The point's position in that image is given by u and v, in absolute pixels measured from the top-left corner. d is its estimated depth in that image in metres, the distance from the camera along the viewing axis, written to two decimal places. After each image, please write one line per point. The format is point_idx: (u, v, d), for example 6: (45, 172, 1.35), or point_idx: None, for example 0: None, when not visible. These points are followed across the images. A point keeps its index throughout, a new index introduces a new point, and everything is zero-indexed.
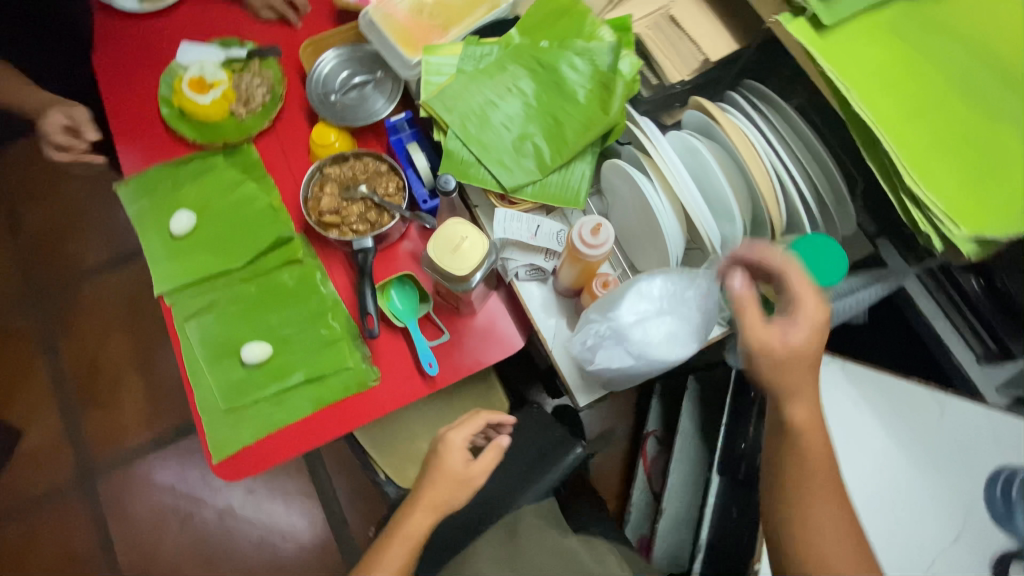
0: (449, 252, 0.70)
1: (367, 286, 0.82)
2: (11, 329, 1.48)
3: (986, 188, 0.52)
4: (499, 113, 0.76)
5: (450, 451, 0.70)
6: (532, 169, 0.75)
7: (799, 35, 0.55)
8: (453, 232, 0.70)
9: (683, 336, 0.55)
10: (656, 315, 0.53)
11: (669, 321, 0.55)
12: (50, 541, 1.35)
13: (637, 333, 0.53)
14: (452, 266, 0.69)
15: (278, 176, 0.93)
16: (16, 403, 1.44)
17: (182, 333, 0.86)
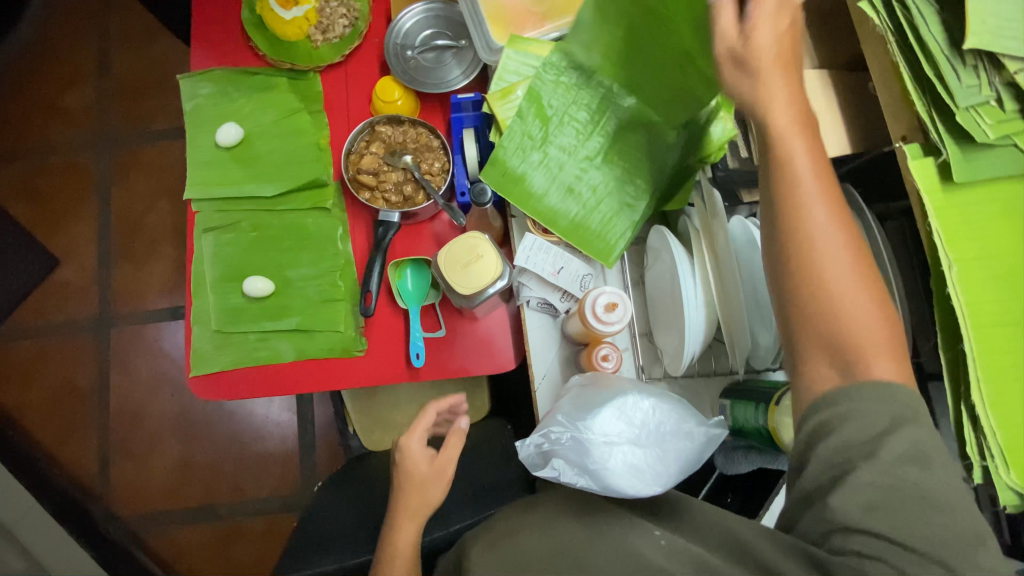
0: (460, 267, 0.68)
1: (377, 260, 0.80)
2: (76, 165, 1.55)
3: None
4: (566, 135, 0.70)
5: (410, 451, 0.73)
6: (574, 205, 0.70)
7: (919, 179, 0.49)
8: (468, 247, 0.68)
9: (650, 472, 0.51)
10: (621, 438, 0.52)
11: (638, 452, 0.52)
12: (60, 366, 1.47)
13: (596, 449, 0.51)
14: (460, 282, 0.68)
15: (334, 115, 0.89)
16: (63, 233, 1.52)
17: (198, 242, 0.86)
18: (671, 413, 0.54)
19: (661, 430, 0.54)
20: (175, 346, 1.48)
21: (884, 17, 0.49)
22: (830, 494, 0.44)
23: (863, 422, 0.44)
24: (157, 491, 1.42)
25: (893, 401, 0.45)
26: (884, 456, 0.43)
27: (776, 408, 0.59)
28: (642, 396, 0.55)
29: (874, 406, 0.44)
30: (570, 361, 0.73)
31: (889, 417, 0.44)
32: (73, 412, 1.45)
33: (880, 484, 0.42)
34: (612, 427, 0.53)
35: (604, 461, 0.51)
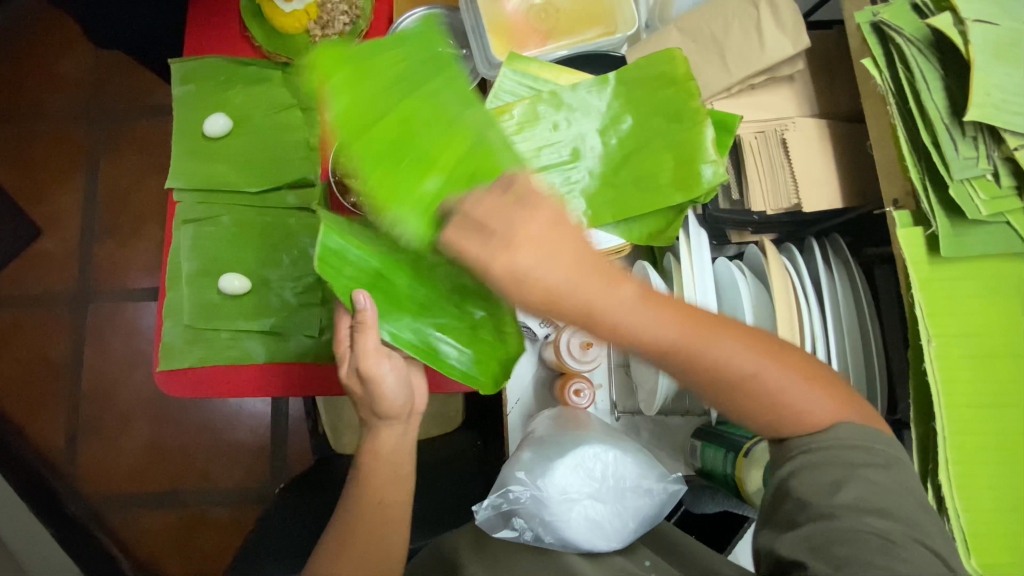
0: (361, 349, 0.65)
1: None
2: (67, 133, 1.52)
3: (1013, 513, 0.47)
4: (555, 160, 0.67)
5: (375, 379, 0.62)
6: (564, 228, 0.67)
7: (907, 247, 0.48)
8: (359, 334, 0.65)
9: (608, 525, 0.51)
10: (578, 497, 0.52)
11: (597, 506, 0.52)
12: (34, 337, 1.44)
13: (552, 508, 0.51)
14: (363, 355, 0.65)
15: (326, 114, 0.88)
16: (46, 201, 1.49)
17: (176, 233, 0.84)
18: (629, 460, 0.54)
19: (621, 481, 0.53)
20: (154, 326, 1.45)
21: (886, 78, 0.49)
22: (784, 539, 0.42)
23: (827, 474, 0.43)
24: (123, 472, 1.40)
25: (847, 455, 0.43)
26: (845, 511, 0.41)
27: (744, 459, 0.58)
28: (604, 448, 0.54)
29: (827, 459, 0.43)
30: (545, 388, 0.72)
31: (844, 470, 0.43)
32: (43, 385, 1.42)
33: (849, 538, 0.40)
34: (571, 485, 0.52)
35: (561, 518, 0.51)
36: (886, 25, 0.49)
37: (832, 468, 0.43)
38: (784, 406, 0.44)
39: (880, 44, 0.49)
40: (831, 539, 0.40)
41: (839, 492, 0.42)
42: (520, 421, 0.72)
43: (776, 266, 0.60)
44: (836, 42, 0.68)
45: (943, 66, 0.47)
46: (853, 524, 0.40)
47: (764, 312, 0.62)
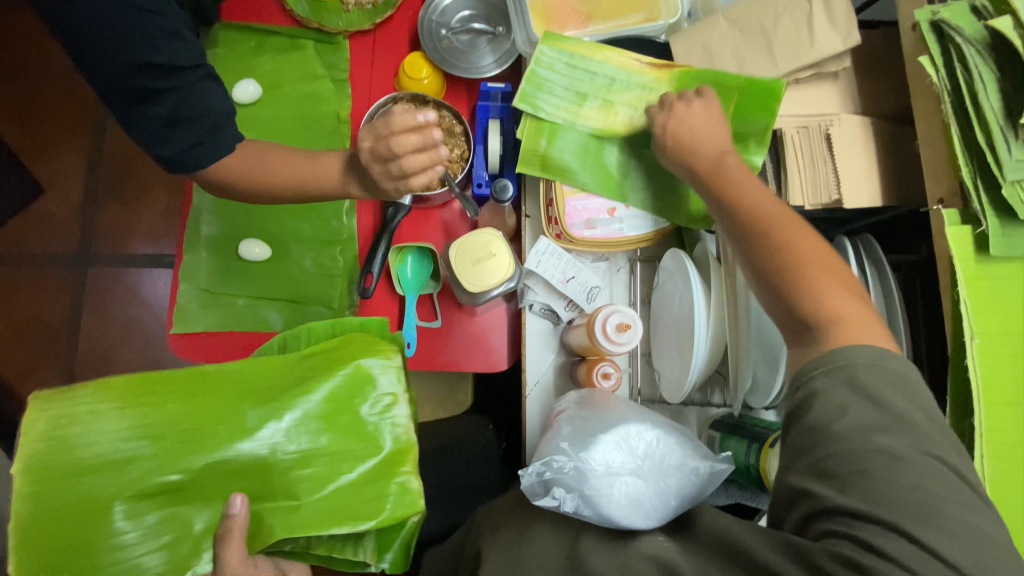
0: (470, 263, 0.65)
1: (382, 243, 0.78)
2: (72, 92, 1.48)
3: None
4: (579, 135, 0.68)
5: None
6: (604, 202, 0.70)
7: (954, 244, 0.50)
8: (481, 243, 0.65)
9: (645, 503, 0.51)
10: (617, 474, 0.51)
11: (636, 482, 0.51)
12: (30, 298, 1.41)
13: (593, 482, 0.51)
14: (467, 278, 0.65)
15: (356, 85, 0.86)
16: (49, 161, 1.46)
17: (196, 195, 0.82)
18: (668, 444, 0.54)
19: (660, 461, 0.53)
20: (155, 294, 1.43)
21: (942, 77, 0.50)
22: (790, 469, 0.44)
23: (837, 397, 0.43)
24: None
25: (862, 373, 0.43)
26: (853, 431, 0.41)
27: (770, 449, 0.58)
28: (645, 426, 0.54)
29: (855, 380, 0.43)
30: (569, 373, 0.72)
31: (861, 394, 0.43)
32: (36, 347, 1.39)
33: (861, 452, 0.41)
34: (610, 454, 0.53)
35: (601, 490, 0.50)
36: (945, 23, 0.50)
37: (843, 392, 0.43)
38: (832, 313, 0.48)
39: (937, 43, 0.51)
40: (839, 461, 0.41)
41: (848, 416, 0.42)
42: (541, 406, 0.71)
43: None
44: (882, 42, 0.68)
45: (999, 67, 0.48)
46: (864, 444, 0.41)
47: None
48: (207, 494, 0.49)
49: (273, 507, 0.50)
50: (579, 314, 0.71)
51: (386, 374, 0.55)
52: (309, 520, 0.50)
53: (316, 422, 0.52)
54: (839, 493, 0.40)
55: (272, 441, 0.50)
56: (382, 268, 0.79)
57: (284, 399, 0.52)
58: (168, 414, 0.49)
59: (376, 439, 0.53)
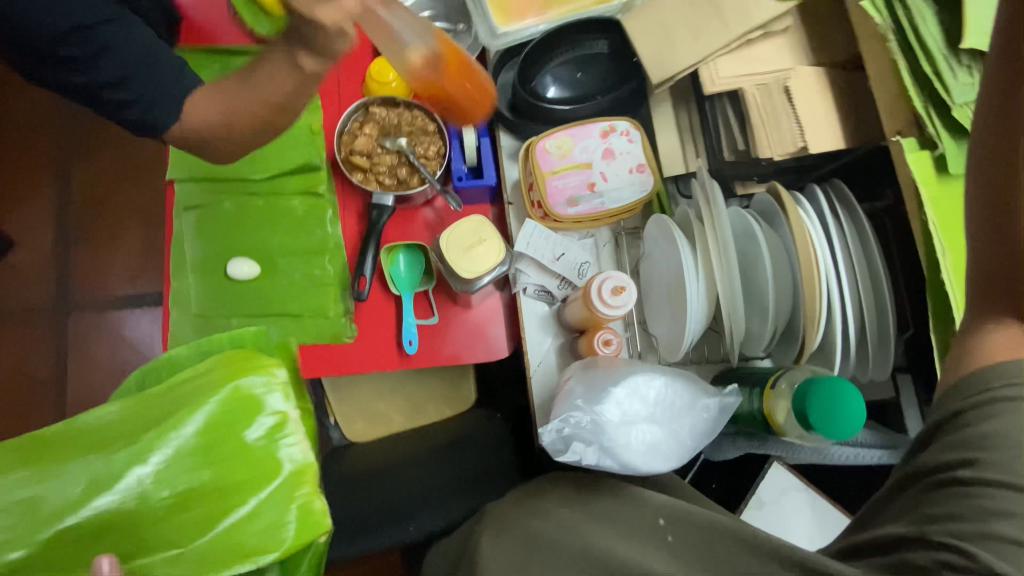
0: (460, 250, 0.66)
1: (371, 245, 0.79)
2: (30, 141, 1.46)
3: None
4: None
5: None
6: None
7: (916, 168, 0.53)
8: (470, 231, 0.66)
9: (661, 450, 0.53)
10: (636, 424, 0.53)
11: (653, 430, 0.54)
12: (11, 355, 1.38)
13: (612, 433, 0.52)
14: (458, 264, 0.65)
15: (326, 97, 0.87)
16: (14, 214, 1.43)
17: (177, 222, 0.82)
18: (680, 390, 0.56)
19: (674, 407, 0.55)
20: (140, 335, 1.41)
21: (885, 19, 0.55)
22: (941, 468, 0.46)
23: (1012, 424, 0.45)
24: None
25: None
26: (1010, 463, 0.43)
27: (771, 391, 0.60)
28: (656, 374, 0.56)
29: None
30: (570, 349, 0.73)
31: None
32: (25, 403, 1.36)
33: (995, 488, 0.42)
34: (607, 410, 0.55)
35: (621, 439, 0.52)
36: None
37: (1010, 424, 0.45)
38: None
39: None
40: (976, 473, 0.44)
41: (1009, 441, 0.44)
42: (546, 384, 0.72)
43: (792, 212, 0.62)
44: None
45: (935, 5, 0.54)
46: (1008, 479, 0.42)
47: (780, 252, 0.64)
48: (73, 553, 0.43)
49: (151, 562, 0.44)
50: (573, 290, 0.73)
51: (271, 391, 0.49)
52: (199, 563, 0.45)
53: (191, 457, 0.46)
54: (961, 510, 0.43)
55: (139, 483, 0.45)
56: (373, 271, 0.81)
57: (149, 438, 0.46)
58: (5, 490, 0.44)
59: (269, 465, 0.48)
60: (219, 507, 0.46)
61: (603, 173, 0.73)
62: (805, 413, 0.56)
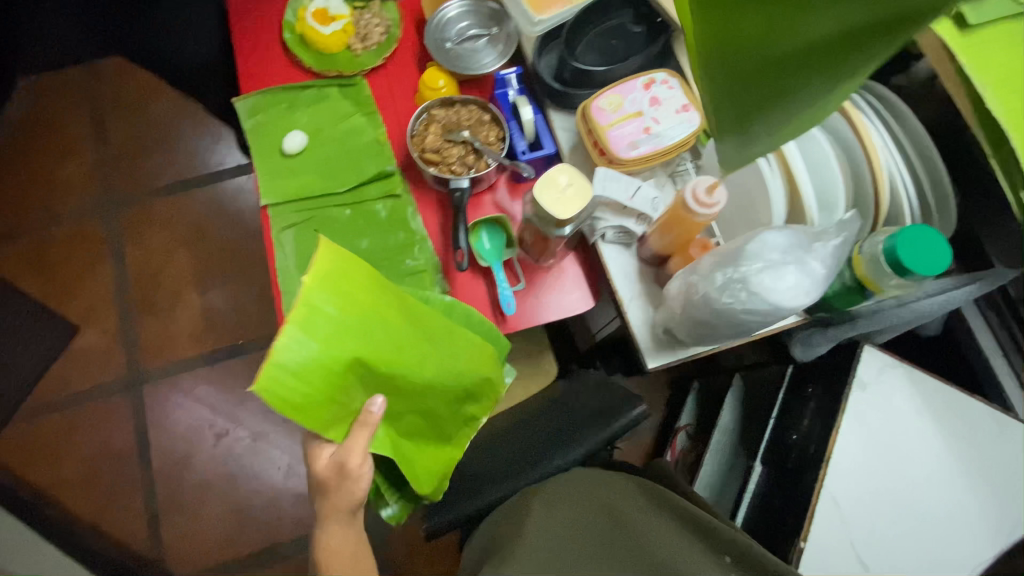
0: (551, 193, 0.73)
1: (460, 223, 0.85)
2: (83, 230, 1.60)
3: None
4: None
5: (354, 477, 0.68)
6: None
7: (943, 33, 0.68)
8: (557, 175, 0.74)
9: (803, 288, 0.58)
10: (783, 267, 0.58)
11: (794, 273, 0.58)
12: (90, 432, 1.44)
13: (762, 276, 0.58)
14: (554, 207, 0.73)
15: (385, 113, 0.97)
16: (77, 299, 1.54)
17: (278, 241, 0.90)
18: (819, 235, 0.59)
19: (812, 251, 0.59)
20: (213, 389, 1.49)
21: None
22: None
23: None
24: (215, 541, 1.39)
25: None
26: None
27: (859, 254, 0.68)
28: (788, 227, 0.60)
29: None
30: (656, 277, 0.83)
31: None
32: (111, 476, 1.42)
33: None
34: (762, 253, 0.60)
35: (768, 282, 0.58)
36: None
37: None
38: None
39: None
40: None
41: None
42: (644, 312, 0.81)
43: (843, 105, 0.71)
44: None
45: None
46: None
47: (838, 146, 0.72)
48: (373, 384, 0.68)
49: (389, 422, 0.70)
50: (651, 223, 0.80)
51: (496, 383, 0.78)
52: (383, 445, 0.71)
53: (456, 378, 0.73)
54: None
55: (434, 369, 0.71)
56: (466, 247, 0.87)
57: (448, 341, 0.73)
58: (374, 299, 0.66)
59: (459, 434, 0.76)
60: (417, 432, 0.74)
61: (654, 117, 0.81)
62: (893, 253, 0.63)
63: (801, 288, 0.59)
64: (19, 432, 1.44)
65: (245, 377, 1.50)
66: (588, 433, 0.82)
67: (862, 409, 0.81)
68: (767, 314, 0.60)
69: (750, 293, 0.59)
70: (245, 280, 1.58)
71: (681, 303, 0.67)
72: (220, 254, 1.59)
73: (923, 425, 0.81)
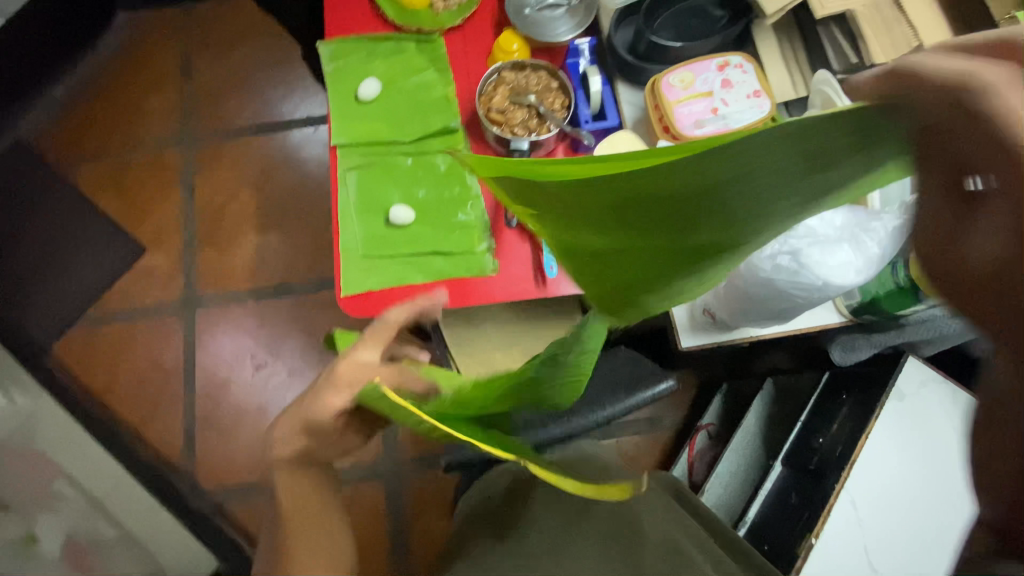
0: None
1: None
2: (161, 160, 1.71)
3: None
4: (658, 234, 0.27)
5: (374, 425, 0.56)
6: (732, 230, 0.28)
7: None
8: None
9: (855, 266, 0.60)
10: (833, 245, 0.60)
11: (846, 251, 0.60)
12: (143, 346, 1.55)
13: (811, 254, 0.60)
14: None
15: (456, 71, 1.00)
16: (147, 222, 1.65)
17: (341, 180, 0.94)
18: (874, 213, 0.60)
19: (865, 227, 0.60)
20: (258, 323, 1.57)
21: None
22: None
23: None
24: (242, 464, 1.47)
25: None
26: None
27: (916, 255, 0.67)
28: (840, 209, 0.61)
29: None
30: None
31: None
32: (157, 389, 1.52)
33: None
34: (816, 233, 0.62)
35: (818, 259, 0.60)
36: None
37: None
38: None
39: None
40: None
41: None
42: None
43: None
44: None
45: None
46: None
47: None
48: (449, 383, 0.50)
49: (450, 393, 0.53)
50: None
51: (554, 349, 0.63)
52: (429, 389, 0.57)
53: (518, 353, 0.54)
54: None
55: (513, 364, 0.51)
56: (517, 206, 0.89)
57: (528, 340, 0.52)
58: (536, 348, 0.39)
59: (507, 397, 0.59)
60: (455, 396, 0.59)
61: (724, 99, 0.82)
62: None
63: (852, 264, 0.60)
64: (84, 336, 1.57)
65: (288, 316, 1.58)
66: (609, 396, 0.81)
67: (889, 425, 0.81)
68: (819, 294, 0.62)
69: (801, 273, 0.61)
70: (300, 225, 1.66)
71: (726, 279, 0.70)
72: (280, 199, 1.68)
73: (949, 449, 0.82)
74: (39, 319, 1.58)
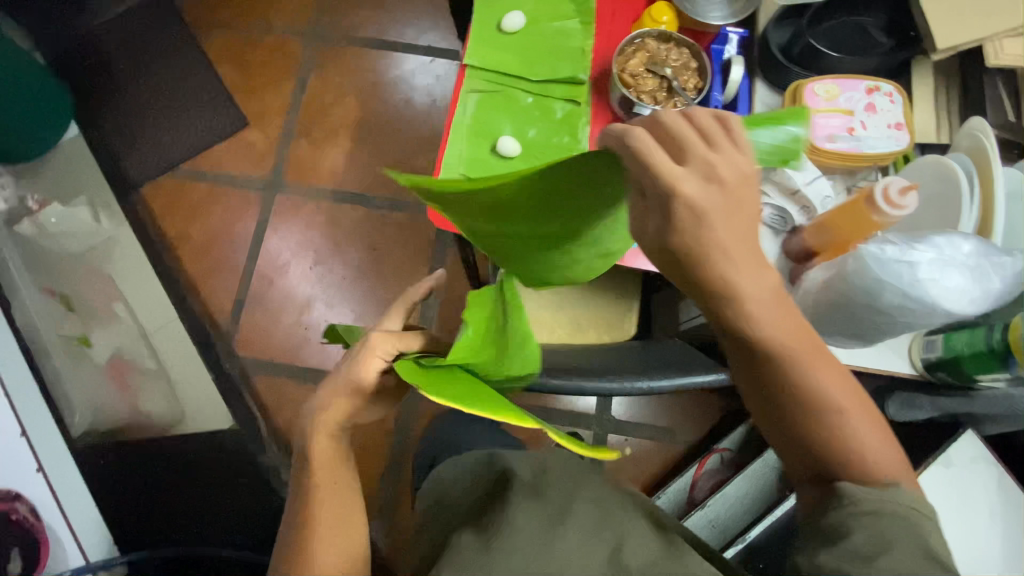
0: None
1: None
2: (285, 47, 1.78)
3: None
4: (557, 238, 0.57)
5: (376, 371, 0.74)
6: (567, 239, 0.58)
7: None
8: None
9: (970, 294, 0.64)
10: (952, 270, 0.63)
11: (964, 278, 0.64)
12: (221, 211, 1.63)
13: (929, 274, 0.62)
14: None
15: (599, 28, 1.01)
16: (257, 99, 1.73)
17: (461, 98, 0.97)
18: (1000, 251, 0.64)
19: (987, 260, 0.64)
20: (329, 222, 1.63)
21: None
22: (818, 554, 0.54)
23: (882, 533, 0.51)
24: (277, 344, 1.52)
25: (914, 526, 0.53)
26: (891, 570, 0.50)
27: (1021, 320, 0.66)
28: (964, 238, 0.64)
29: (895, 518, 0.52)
30: (789, 272, 0.83)
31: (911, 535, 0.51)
32: (221, 253, 1.60)
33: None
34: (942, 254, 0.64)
35: (934, 279, 0.62)
36: None
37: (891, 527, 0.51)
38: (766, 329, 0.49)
39: None
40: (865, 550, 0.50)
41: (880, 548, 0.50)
42: None
43: None
44: None
45: None
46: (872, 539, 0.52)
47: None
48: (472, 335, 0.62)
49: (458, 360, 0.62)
50: (811, 219, 0.80)
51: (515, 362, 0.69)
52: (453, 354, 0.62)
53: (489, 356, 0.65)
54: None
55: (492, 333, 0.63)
56: None
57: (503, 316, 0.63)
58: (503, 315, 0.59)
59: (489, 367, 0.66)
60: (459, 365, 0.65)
61: (863, 122, 0.81)
62: None
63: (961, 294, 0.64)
64: (171, 186, 1.65)
65: (358, 224, 1.64)
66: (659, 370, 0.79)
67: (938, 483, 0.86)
68: (922, 315, 0.65)
69: (913, 292, 0.63)
70: (393, 145, 1.71)
71: (822, 290, 0.70)
72: (383, 115, 1.73)
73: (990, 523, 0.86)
74: (135, 158, 1.66)
